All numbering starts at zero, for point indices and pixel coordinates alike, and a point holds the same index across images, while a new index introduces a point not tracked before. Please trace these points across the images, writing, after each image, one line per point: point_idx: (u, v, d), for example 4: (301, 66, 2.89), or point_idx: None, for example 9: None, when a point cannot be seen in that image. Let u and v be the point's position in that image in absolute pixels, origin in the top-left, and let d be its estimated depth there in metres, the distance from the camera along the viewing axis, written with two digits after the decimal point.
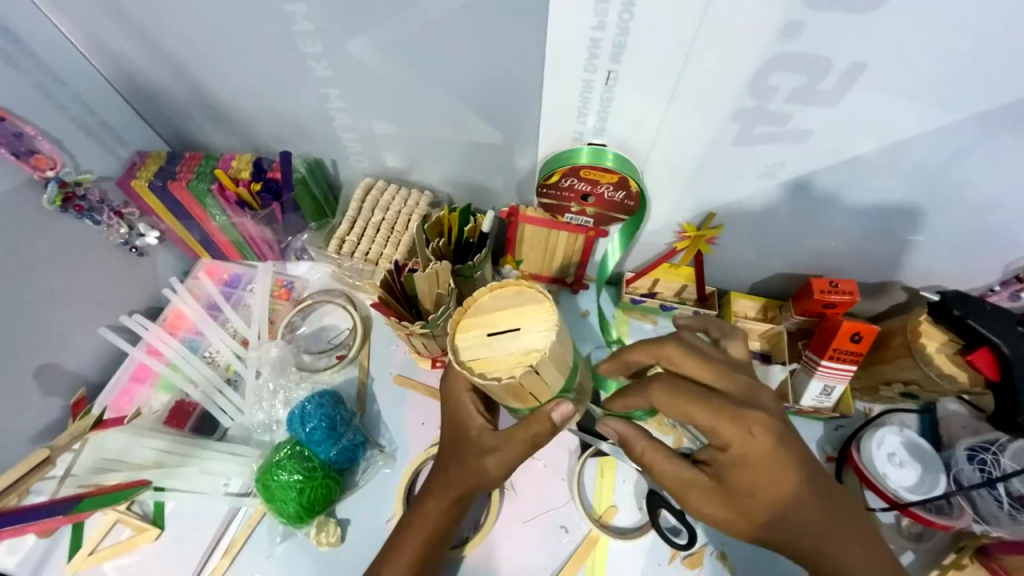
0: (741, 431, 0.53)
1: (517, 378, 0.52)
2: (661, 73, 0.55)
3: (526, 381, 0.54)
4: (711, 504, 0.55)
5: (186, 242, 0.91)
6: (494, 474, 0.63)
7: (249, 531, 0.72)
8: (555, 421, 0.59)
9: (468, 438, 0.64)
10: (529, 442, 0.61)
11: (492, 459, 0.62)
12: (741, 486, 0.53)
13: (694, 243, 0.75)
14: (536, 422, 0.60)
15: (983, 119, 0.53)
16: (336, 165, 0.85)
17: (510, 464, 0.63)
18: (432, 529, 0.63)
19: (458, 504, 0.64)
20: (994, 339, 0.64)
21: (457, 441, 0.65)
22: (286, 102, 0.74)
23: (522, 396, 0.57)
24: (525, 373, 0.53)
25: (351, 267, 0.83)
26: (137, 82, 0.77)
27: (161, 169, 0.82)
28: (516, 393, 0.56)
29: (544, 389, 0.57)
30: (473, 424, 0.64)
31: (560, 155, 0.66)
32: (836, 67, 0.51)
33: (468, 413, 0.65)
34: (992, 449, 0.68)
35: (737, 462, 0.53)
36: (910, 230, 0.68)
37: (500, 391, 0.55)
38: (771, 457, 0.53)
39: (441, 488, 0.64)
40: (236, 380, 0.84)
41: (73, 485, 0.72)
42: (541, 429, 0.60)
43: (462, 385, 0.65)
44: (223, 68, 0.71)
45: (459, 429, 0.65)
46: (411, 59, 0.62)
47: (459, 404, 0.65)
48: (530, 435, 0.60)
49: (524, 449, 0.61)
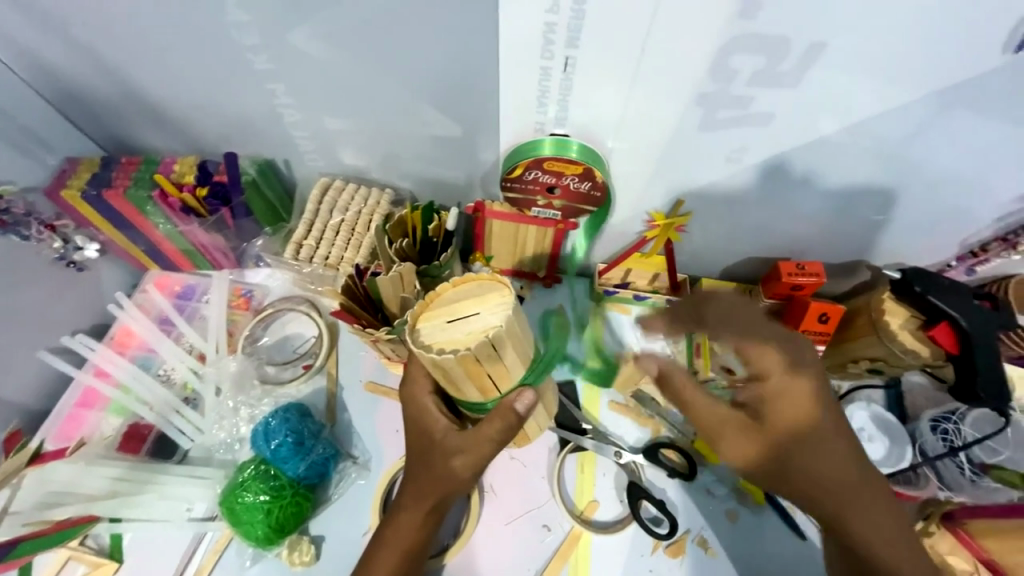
0: (785, 371, 0.56)
1: (472, 353, 0.49)
2: (621, 58, 0.53)
3: (483, 360, 0.50)
4: (748, 449, 0.56)
5: (131, 254, 0.84)
6: (464, 477, 0.60)
7: (217, 557, 0.68)
8: (520, 411, 0.55)
9: (433, 441, 0.60)
10: (494, 439, 0.57)
11: (461, 463, 0.59)
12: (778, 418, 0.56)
13: (665, 232, 0.72)
14: (497, 414, 0.55)
15: (937, 98, 0.54)
16: (289, 164, 0.80)
17: (480, 464, 0.60)
18: (411, 540, 0.61)
19: (436, 511, 0.62)
20: (952, 312, 0.65)
21: (422, 447, 0.61)
22: (227, 99, 0.69)
23: (481, 380, 0.53)
24: (480, 348, 0.49)
25: (312, 272, 0.79)
26: (57, 81, 0.70)
27: (94, 176, 0.75)
28: (473, 374, 0.51)
29: (507, 375, 0.53)
30: (436, 426, 0.59)
31: (520, 148, 0.64)
32: (794, 49, 0.50)
33: (431, 416, 0.60)
34: (953, 419, 0.72)
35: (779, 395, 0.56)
36: (870, 210, 0.69)
37: (456, 373, 0.51)
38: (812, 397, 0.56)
39: (416, 496, 0.61)
40: (195, 399, 0.80)
41: (17, 523, 0.66)
42: (505, 424, 0.55)
43: (423, 387, 0.60)
44: (154, 64, 0.65)
45: (424, 435, 0.61)
46: (360, 51, 0.58)
47: (421, 408, 0.60)
48: (496, 433, 0.56)
49: (493, 449, 0.57)
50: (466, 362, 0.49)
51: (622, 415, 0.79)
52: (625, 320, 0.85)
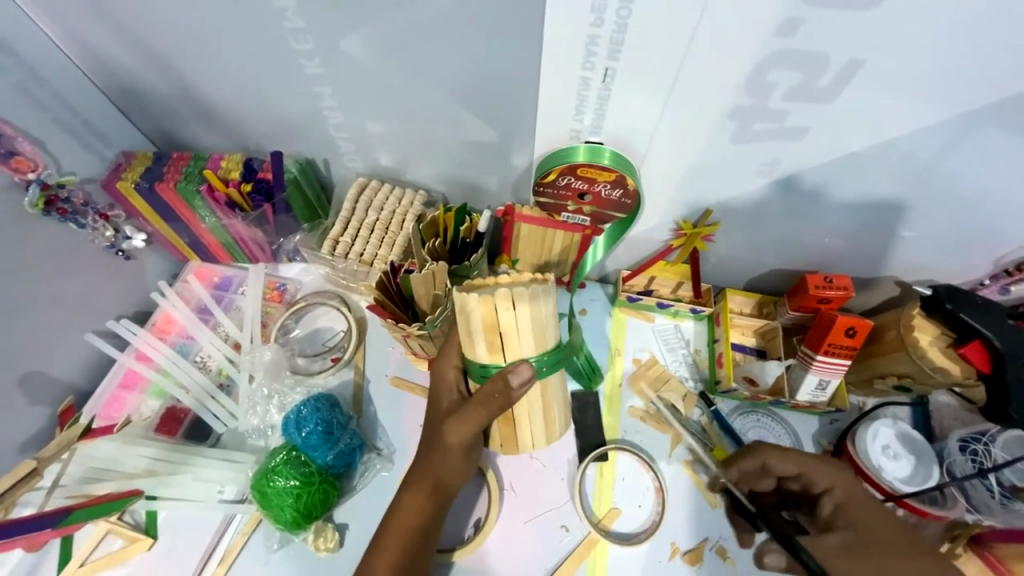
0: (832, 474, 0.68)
1: (492, 299, 0.55)
2: (659, 70, 0.54)
3: (501, 314, 0.56)
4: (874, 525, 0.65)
5: (174, 245, 0.89)
6: (454, 447, 0.62)
7: (245, 538, 0.71)
8: (510, 383, 0.57)
9: (439, 409, 0.65)
10: (482, 405, 0.60)
11: (453, 429, 0.62)
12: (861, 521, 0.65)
13: (690, 240, 0.75)
14: (493, 379, 0.59)
15: (974, 116, 0.54)
16: (328, 164, 0.84)
17: (471, 436, 0.62)
18: (414, 528, 0.61)
19: (435, 493, 0.63)
20: (985, 332, 0.65)
21: (429, 411, 0.67)
22: (275, 100, 0.72)
23: (492, 334, 0.57)
24: (502, 298, 0.55)
25: (345, 268, 0.82)
26: (120, 81, 0.75)
27: (147, 170, 0.80)
28: (488, 325, 0.57)
29: (516, 340, 0.58)
30: (446, 396, 0.65)
31: (558, 153, 0.66)
32: (832, 64, 0.51)
33: (447, 385, 0.66)
34: (982, 440, 0.70)
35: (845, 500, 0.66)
36: (901, 226, 0.69)
37: (474, 318, 0.56)
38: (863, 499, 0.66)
39: (419, 470, 0.64)
40: (228, 385, 0.82)
41: (64, 495, 0.70)
42: (494, 389, 0.59)
43: (452, 360, 0.65)
44: (212, 66, 0.69)
45: (434, 404, 0.66)
46: (406, 58, 0.61)
47: (441, 377, 0.66)
48: (485, 399, 0.59)
49: (480, 415, 0.60)
50: (485, 308, 0.55)
51: (642, 421, 0.80)
52: (646, 327, 0.87)
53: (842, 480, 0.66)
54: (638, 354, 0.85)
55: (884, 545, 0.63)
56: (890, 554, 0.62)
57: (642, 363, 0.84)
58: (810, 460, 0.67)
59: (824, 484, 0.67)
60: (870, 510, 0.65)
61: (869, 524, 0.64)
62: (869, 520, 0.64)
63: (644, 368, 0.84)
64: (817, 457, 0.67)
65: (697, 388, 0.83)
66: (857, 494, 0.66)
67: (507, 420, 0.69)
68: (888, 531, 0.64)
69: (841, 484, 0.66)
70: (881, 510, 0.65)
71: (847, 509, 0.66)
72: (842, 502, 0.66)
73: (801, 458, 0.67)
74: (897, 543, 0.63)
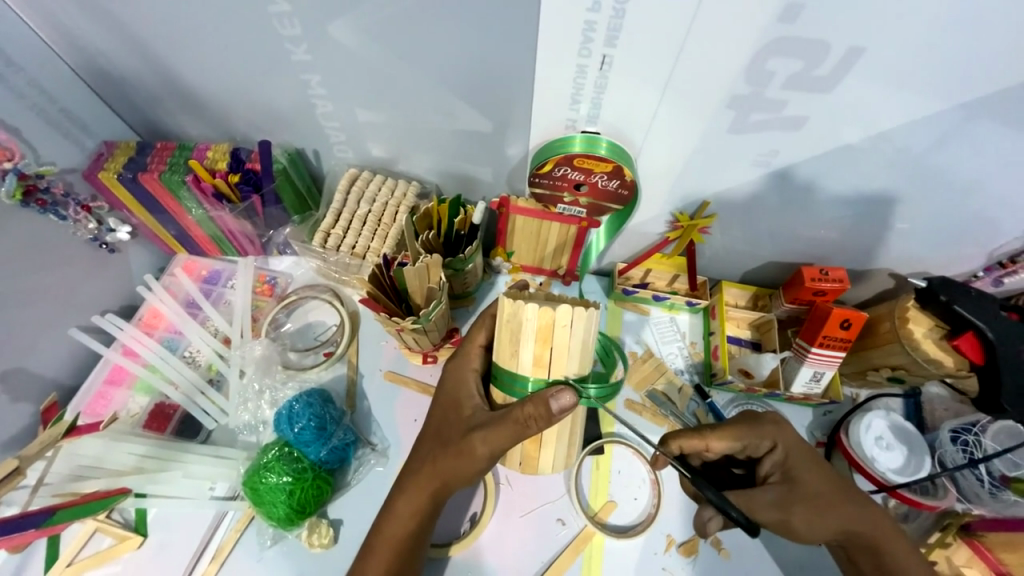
0: (785, 443, 0.61)
1: (552, 312, 0.53)
2: (658, 59, 0.53)
3: (555, 326, 0.54)
4: (825, 485, 0.60)
5: (160, 237, 0.86)
6: (478, 457, 0.59)
7: (238, 535, 0.70)
8: (551, 409, 0.54)
9: (460, 416, 0.63)
10: (519, 424, 0.57)
11: (480, 441, 0.59)
12: (807, 485, 0.60)
13: (686, 233, 0.75)
14: (533, 400, 0.56)
15: (957, 111, 0.54)
16: (318, 155, 0.82)
17: (498, 450, 0.59)
18: (405, 531, 0.60)
19: (435, 496, 0.61)
20: (978, 323, 0.66)
21: (447, 418, 0.64)
22: (263, 89, 0.70)
23: (542, 347, 0.55)
24: (562, 314, 0.53)
25: (337, 261, 0.81)
26: (100, 68, 0.72)
27: (130, 160, 0.77)
28: (540, 337, 0.55)
29: (564, 356, 0.56)
30: (468, 401, 0.64)
31: (553, 144, 0.65)
32: (833, 53, 0.50)
33: (468, 394, 0.64)
34: (974, 430, 0.70)
35: (789, 465, 0.61)
36: (898, 219, 0.69)
37: (527, 328, 0.54)
38: (815, 460, 0.61)
39: (425, 471, 0.62)
40: (219, 380, 0.81)
41: (48, 494, 0.68)
42: (533, 412, 0.55)
43: (473, 362, 0.66)
44: (196, 54, 0.67)
45: (454, 409, 0.64)
46: (398, 45, 0.60)
47: (460, 379, 0.66)
48: (523, 417, 0.56)
49: (513, 431, 0.57)
50: (542, 321, 0.54)
51: (638, 415, 0.80)
52: (641, 319, 0.87)
53: (780, 438, 0.61)
54: (634, 348, 0.85)
55: (821, 498, 0.59)
56: (826, 506, 0.59)
57: (638, 356, 0.84)
58: (743, 427, 0.62)
59: (763, 445, 0.62)
60: (810, 464, 0.61)
61: (806, 479, 0.60)
62: (808, 476, 0.60)
63: (640, 361, 0.83)
64: (746, 422, 0.62)
65: (693, 381, 0.83)
66: (800, 451, 0.61)
67: (534, 438, 0.66)
68: (824, 484, 0.60)
69: (779, 444, 0.61)
70: (820, 462, 0.61)
71: (786, 466, 0.61)
72: (785, 463, 0.61)
73: (732, 427, 0.62)
74: (834, 493, 0.60)
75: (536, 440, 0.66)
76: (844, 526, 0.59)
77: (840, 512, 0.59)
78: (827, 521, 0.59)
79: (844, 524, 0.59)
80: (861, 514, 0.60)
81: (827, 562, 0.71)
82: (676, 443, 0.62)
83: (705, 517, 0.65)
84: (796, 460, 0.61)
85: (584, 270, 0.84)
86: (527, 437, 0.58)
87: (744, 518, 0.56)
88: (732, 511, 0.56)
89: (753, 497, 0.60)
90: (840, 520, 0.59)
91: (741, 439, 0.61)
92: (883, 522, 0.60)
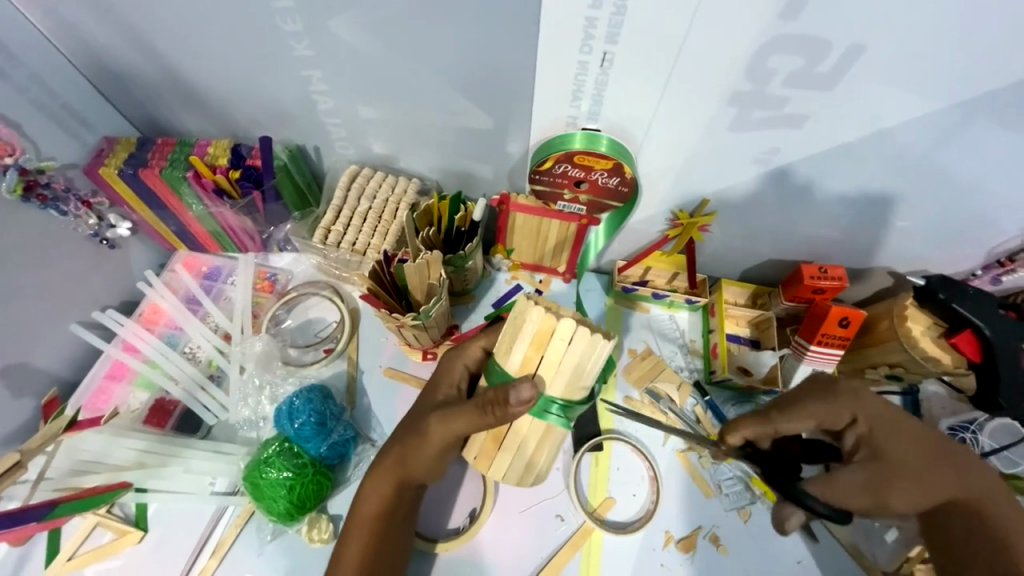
0: (864, 415, 0.60)
1: (555, 321, 0.53)
2: (658, 56, 0.53)
3: (553, 337, 0.53)
4: (916, 453, 0.58)
5: (161, 233, 0.86)
6: (430, 440, 0.59)
7: (237, 531, 0.70)
8: (508, 398, 0.53)
9: (435, 402, 0.63)
10: (478, 410, 0.55)
11: (438, 422, 0.58)
12: (895, 458, 0.58)
13: (686, 231, 0.75)
14: (496, 387, 0.55)
15: (955, 110, 0.54)
16: (319, 151, 0.82)
17: (454, 434, 0.58)
18: (367, 510, 0.61)
19: (399, 480, 0.62)
20: (975, 321, 0.66)
21: (423, 401, 0.65)
22: (264, 85, 0.70)
23: (533, 351, 0.54)
24: (564, 328, 0.53)
25: (337, 257, 0.81)
26: (101, 63, 0.72)
27: (131, 156, 0.77)
28: (534, 342, 0.54)
29: (552, 368, 0.54)
30: (445, 388, 0.64)
31: (553, 141, 0.65)
32: (834, 49, 0.51)
33: (447, 381, 0.64)
34: (971, 429, 0.74)
35: (873, 437, 0.59)
36: (897, 217, 0.69)
37: (526, 327, 0.54)
38: (905, 428, 0.59)
39: (391, 453, 0.62)
40: (219, 376, 0.82)
41: (49, 488, 0.68)
42: (494, 397, 0.54)
43: (465, 356, 0.64)
44: (198, 49, 0.67)
45: (431, 394, 0.65)
46: (399, 42, 0.60)
47: (448, 365, 0.65)
48: (483, 402, 0.55)
49: (469, 416, 0.56)
50: (541, 326, 0.53)
51: (637, 412, 0.80)
52: (642, 317, 0.87)
53: (861, 411, 0.60)
54: (633, 346, 0.85)
55: (915, 468, 0.58)
56: (920, 476, 0.58)
57: (637, 354, 0.84)
58: (816, 405, 0.61)
59: (842, 420, 0.61)
60: (899, 434, 0.59)
61: (893, 451, 0.58)
62: (898, 447, 0.59)
63: (639, 358, 0.83)
64: (821, 399, 0.61)
65: (692, 378, 0.83)
66: (884, 422, 0.60)
67: (495, 436, 0.59)
68: (916, 454, 0.58)
69: (859, 417, 0.60)
70: (908, 432, 0.59)
71: (870, 439, 0.59)
72: (866, 435, 0.60)
73: (804, 407, 0.61)
74: (929, 462, 0.58)
75: (496, 436, 0.59)
76: (939, 494, 0.58)
77: (935, 479, 0.58)
78: (920, 495, 0.57)
79: (942, 492, 0.58)
80: (959, 479, 0.58)
81: (824, 560, 0.71)
82: (739, 432, 0.61)
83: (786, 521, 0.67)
84: (879, 432, 0.59)
85: (583, 269, 0.84)
86: (482, 426, 0.56)
87: (831, 510, 0.54)
88: (815, 503, 0.54)
89: (839, 478, 0.58)
90: (936, 488, 0.58)
91: (814, 416, 0.61)
92: (983, 488, 0.58)
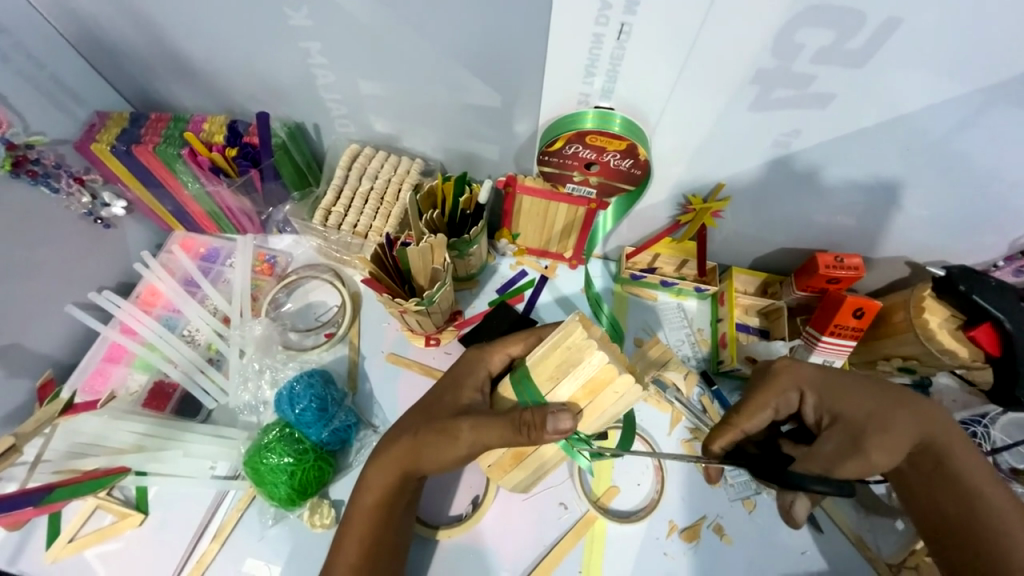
0: (808, 385, 0.59)
1: (617, 374, 0.49)
2: (679, 28, 0.50)
3: (607, 387, 0.51)
4: (875, 402, 0.57)
5: (157, 213, 0.84)
6: (462, 441, 0.56)
7: (239, 514, 0.70)
8: (546, 424, 0.50)
9: (456, 401, 0.60)
10: (512, 425, 0.52)
11: (468, 425, 0.56)
12: (855, 417, 0.57)
13: (698, 216, 0.73)
14: (532, 408, 0.52)
15: (988, 93, 0.51)
16: (318, 129, 0.79)
17: (482, 443, 0.55)
18: (375, 500, 0.60)
19: (405, 472, 0.60)
20: (996, 313, 0.64)
21: (440, 398, 0.62)
22: (261, 58, 0.67)
23: (583, 394, 0.51)
24: (621, 382, 0.50)
25: (338, 240, 0.79)
26: (89, 32, 0.69)
27: (123, 131, 0.74)
28: (588, 385, 0.50)
29: (594, 410, 0.52)
30: (469, 390, 0.60)
31: (563, 120, 0.62)
32: (868, 23, 0.47)
33: (471, 381, 0.61)
34: (984, 422, 0.73)
35: (826, 405, 0.58)
36: (919, 206, 0.66)
37: (584, 369, 0.50)
38: (850, 386, 0.58)
39: (404, 445, 0.59)
40: (218, 360, 0.80)
41: (47, 471, 0.68)
42: (530, 419, 0.51)
43: (489, 362, 0.62)
44: (190, 18, 0.63)
45: (451, 390, 0.62)
46: (401, 13, 0.57)
47: (473, 365, 0.62)
48: (517, 418, 0.52)
49: (504, 430, 0.53)
50: (599, 374, 0.50)
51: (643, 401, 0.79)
52: (650, 304, 0.85)
53: (803, 383, 0.59)
54: (641, 334, 0.83)
55: (879, 420, 0.56)
56: (886, 421, 0.56)
57: (644, 343, 0.82)
58: (763, 395, 0.59)
59: (794, 398, 0.60)
60: (846, 390, 0.58)
61: (850, 409, 0.57)
62: (851, 405, 0.57)
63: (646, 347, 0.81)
64: (764, 388, 0.60)
65: (699, 368, 0.82)
66: (829, 386, 0.59)
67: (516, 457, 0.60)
68: (873, 403, 0.57)
69: (805, 388, 0.59)
70: (856, 387, 0.58)
71: (825, 406, 0.58)
72: (820, 404, 0.59)
73: (753, 400, 0.60)
74: (887, 406, 0.57)
75: (517, 456, 0.60)
76: (911, 438, 0.56)
77: (902, 425, 0.56)
78: (898, 440, 0.55)
79: (912, 433, 0.56)
80: (920, 418, 0.57)
81: (831, 552, 0.71)
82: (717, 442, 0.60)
83: (787, 502, 0.62)
84: (827, 399, 0.58)
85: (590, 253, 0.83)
86: (510, 442, 0.53)
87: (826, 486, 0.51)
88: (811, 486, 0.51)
89: (816, 456, 0.56)
90: (907, 434, 0.56)
91: (770, 406, 0.59)
92: (944, 420, 0.57)
